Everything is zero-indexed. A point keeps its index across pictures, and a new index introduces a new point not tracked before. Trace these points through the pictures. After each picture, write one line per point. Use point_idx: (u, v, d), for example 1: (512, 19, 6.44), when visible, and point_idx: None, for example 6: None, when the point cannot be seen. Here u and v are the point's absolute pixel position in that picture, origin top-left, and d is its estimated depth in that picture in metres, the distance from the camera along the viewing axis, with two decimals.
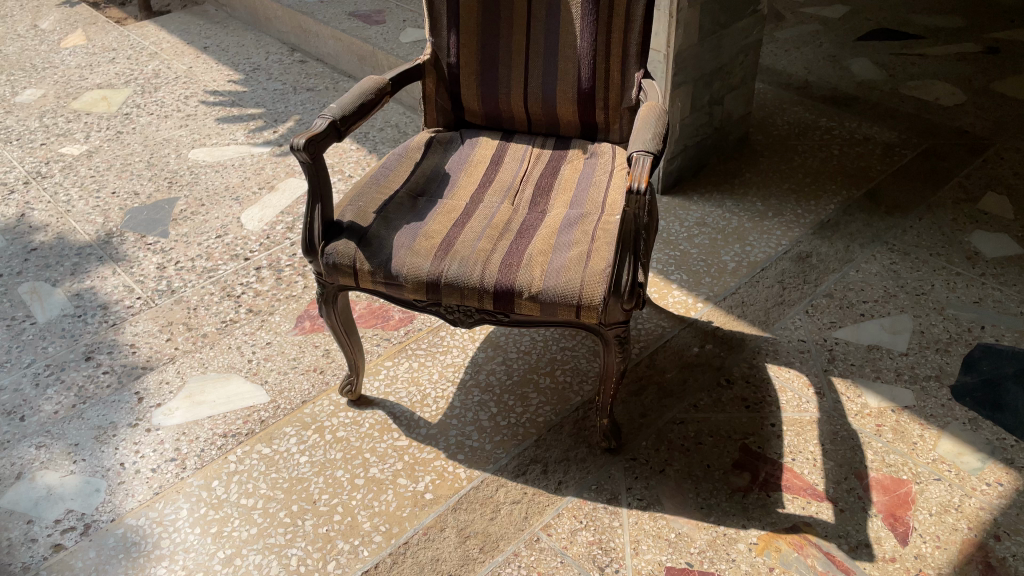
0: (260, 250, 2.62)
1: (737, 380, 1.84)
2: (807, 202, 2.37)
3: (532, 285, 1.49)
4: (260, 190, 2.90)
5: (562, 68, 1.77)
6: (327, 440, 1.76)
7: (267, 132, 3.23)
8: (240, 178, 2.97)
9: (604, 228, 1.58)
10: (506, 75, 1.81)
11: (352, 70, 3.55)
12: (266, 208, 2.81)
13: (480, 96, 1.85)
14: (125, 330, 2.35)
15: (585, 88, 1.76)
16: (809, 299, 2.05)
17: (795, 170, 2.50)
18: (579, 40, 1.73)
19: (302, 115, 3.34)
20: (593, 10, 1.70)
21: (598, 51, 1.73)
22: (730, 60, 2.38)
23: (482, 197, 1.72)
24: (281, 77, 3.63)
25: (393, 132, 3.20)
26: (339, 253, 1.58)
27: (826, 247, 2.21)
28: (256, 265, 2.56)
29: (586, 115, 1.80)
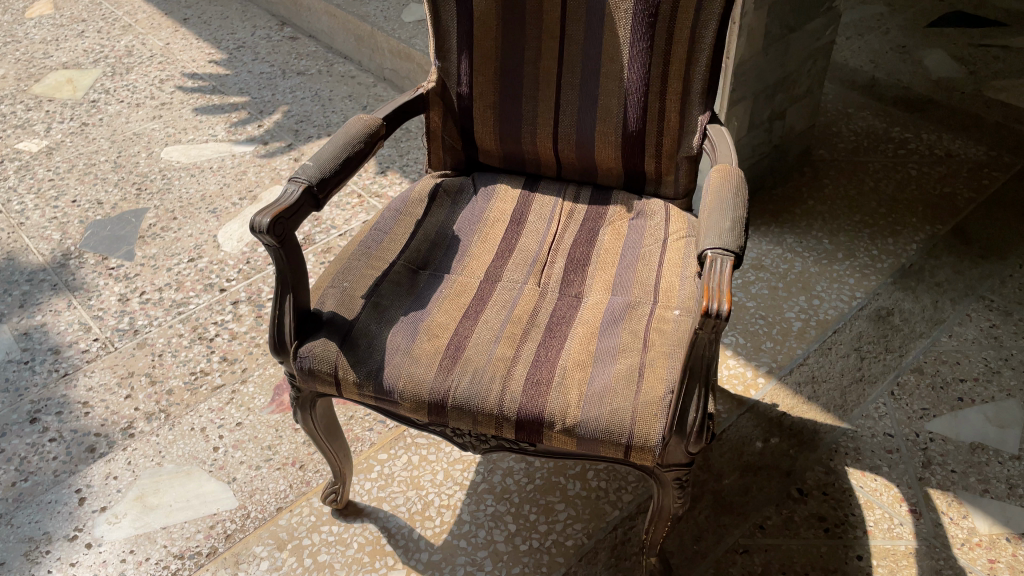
0: (238, 278, 2.27)
1: (812, 492, 1.49)
2: (884, 240, 2.00)
3: (567, 415, 1.13)
4: (241, 201, 2.53)
5: (605, 106, 1.39)
6: (305, 566, 1.42)
7: (251, 126, 2.84)
8: (219, 185, 2.59)
9: (659, 328, 1.22)
10: (532, 111, 1.44)
11: (348, 50, 3.14)
12: (247, 224, 2.44)
13: (498, 135, 1.47)
14: (78, 383, 2.00)
15: (633, 131, 1.39)
16: (893, 375, 1.69)
17: (866, 197, 2.12)
18: (628, 70, 1.35)
19: (291, 104, 2.94)
20: (647, 35, 1.31)
21: (651, 86, 1.34)
22: (797, 67, 1.98)
23: (501, 273, 1.35)
24: (268, 57, 3.22)
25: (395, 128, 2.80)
26: (316, 356, 1.22)
27: (910, 302, 1.84)
28: (233, 298, 2.21)
29: (631, 163, 1.43)
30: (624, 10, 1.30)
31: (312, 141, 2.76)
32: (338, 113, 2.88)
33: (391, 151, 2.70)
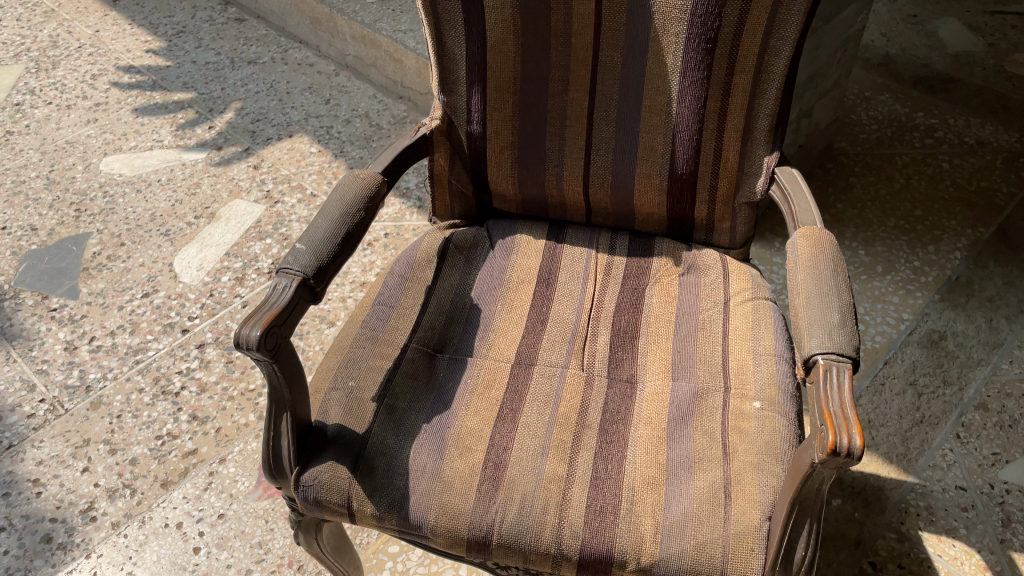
0: (202, 315, 2.00)
1: (887, 566, 1.32)
2: (924, 248, 1.81)
3: (642, 552, 0.91)
4: (196, 220, 2.24)
5: (647, 144, 1.17)
6: None
7: (201, 127, 2.53)
8: (170, 202, 2.30)
9: (739, 428, 1.01)
10: (558, 150, 1.21)
11: (304, 34, 2.82)
12: (206, 248, 2.16)
13: (517, 179, 1.24)
14: (26, 457, 1.74)
15: (682, 174, 1.17)
16: (956, 414, 1.52)
17: (899, 196, 1.92)
18: (677, 103, 1.12)
19: (244, 99, 2.63)
20: (702, 63, 1.08)
21: (705, 123, 1.12)
22: (827, 60, 1.76)
23: (535, 354, 1.13)
24: (213, 43, 2.88)
25: (364, 124, 2.51)
26: (324, 484, 0.99)
27: (963, 324, 1.66)
28: (198, 341, 1.95)
29: (679, 209, 1.21)
30: (674, 33, 1.07)
31: (272, 143, 2.46)
32: (298, 109, 2.58)
33: (362, 152, 2.41)
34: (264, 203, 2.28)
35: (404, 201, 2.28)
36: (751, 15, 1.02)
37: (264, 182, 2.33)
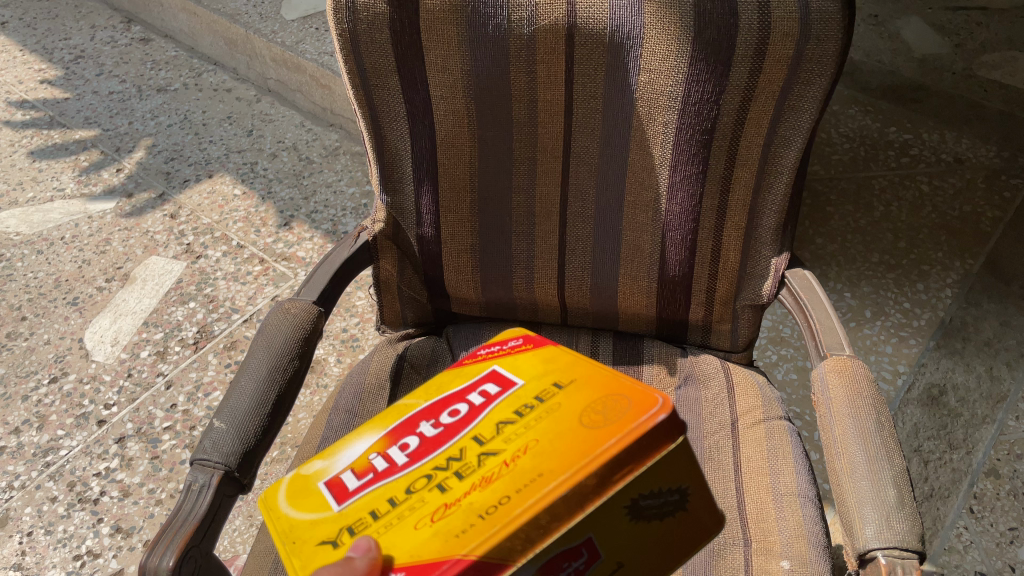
0: (120, 401, 1.75)
1: None
2: (913, 285, 1.66)
3: None
4: (108, 283, 1.98)
5: (633, 243, 0.99)
6: None
7: (108, 170, 2.26)
8: (76, 263, 2.03)
9: None
10: (527, 251, 1.03)
11: (220, 55, 2.57)
12: (120, 317, 1.91)
13: (479, 284, 1.05)
14: None
15: (675, 276, 1.00)
16: (966, 484, 1.39)
17: (881, 225, 1.77)
18: (666, 201, 0.94)
19: (155, 134, 2.36)
20: (696, 155, 0.90)
21: (700, 221, 0.95)
22: None
23: None
24: (116, 68, 2.61)
25: (291, 158, 2.27)
26: None
27: (962, 375, 1.52)
28: (118, 433, 1.70)
29: (670, 311, 1.04)
30: (662, 122, 0.89)
31: (189, 186, 2.21)
32: (217, 143, 2.32)
33: (292, 193, 2.17)
34: (185, 259, 2.03)
35: None
36: (755, 102, 0.85)
37: (183, 234, 2.09)
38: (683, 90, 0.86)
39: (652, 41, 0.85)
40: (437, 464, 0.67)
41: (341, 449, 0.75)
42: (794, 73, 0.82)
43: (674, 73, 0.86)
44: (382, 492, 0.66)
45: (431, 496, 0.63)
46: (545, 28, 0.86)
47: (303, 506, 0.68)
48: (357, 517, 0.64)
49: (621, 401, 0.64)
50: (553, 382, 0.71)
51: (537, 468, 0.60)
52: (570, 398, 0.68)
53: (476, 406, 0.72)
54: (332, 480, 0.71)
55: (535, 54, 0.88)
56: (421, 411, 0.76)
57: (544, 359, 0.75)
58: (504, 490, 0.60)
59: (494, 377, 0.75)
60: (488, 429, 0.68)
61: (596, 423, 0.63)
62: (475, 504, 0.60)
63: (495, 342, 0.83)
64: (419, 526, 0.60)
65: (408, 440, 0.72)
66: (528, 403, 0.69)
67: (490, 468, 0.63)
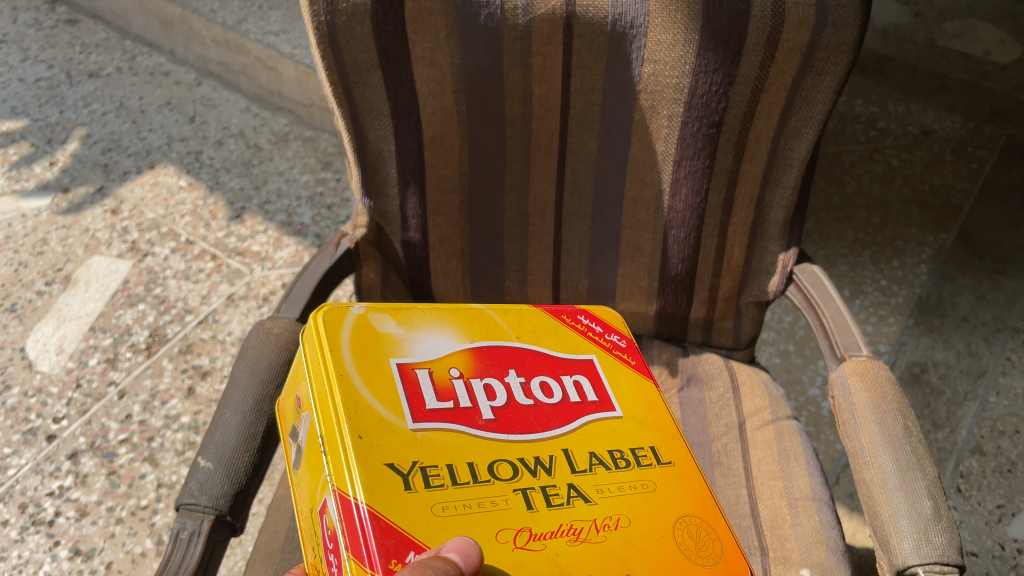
0: (69, 413, 1.63)
1: None
2: (888, 262, 1.67)
3: None
4: (48, 287, 1.85)
5: (633, 242, 0.95)
6: None
7: (39, 164, 2.11)
8: (11, 266, 1.89)
9: None
10: (520, 252, 0.98)
11: (154, 37, 2.43)
12: (64, 323, 1.79)
13: (470, 290, 0.99)
14: None
15: (677, 275, 0.95)
16: (952, 463, 1.39)
17: (854, 202, 1.75)
18: (669, 198, 0.89)
19: (88, 122, 2.22)
20: (705, 149, 0.85)
21: (705, 217, 0.90)
22: None
23: None
24: (41, 51, 2.45)
25: (239, 145, 2.15)
26: None
27: (942, 352, 1.53)
28: (69, 448, 1.58)
29: (670, 309, 0.99)
30: (667, 116, 0.84)
31: (130, 179, 2.08)
32: (157, 131, 2.19)
33: (242, 183, 2.06)
34: (130, 257, 1.91)
35: (299, 240, 1.92)
36: (765, 94, 0.80)
37: (126, 231, 1.96)
38: (690, 82, 0.81)
39: (658, 30, 0.79)
40: (528, 458, 0.64)
41: (423, 329, 0.70)
42: (808, 62, 0.77)
43: (681, 64, 0.80)
44: (467, 446, 0.63)
45: (516, 504, 0.61)
46: (542, 18, 0.80)
47: (376, 387, 0.63)
48: (435, 462, 0.60)
49: (714, 540, 0.65)
50: (651, 445, 0.70)
51: (627, 564, 0.60)
52: (666, 484, 0.68)
53: (573, 406, 0.70)
54: (407, 369, 0.66)
55: (531, 45, 0.82)
56: (513, 352, 0.72)
57: (646, 402, 0.74)
58: (593, 566, 0.59)
59: (592, 378, 0.74)
60: (583, 457, 0.66)
61: (688, 547, 0.64)
62: (564, 561, 0.58)
63: (593, 318, 0.81)
64: (501, 536, 0.58)
65: (498, 389, 0.68)
66: (625, 454, 0.68)
67: (583, 519, 0.62)
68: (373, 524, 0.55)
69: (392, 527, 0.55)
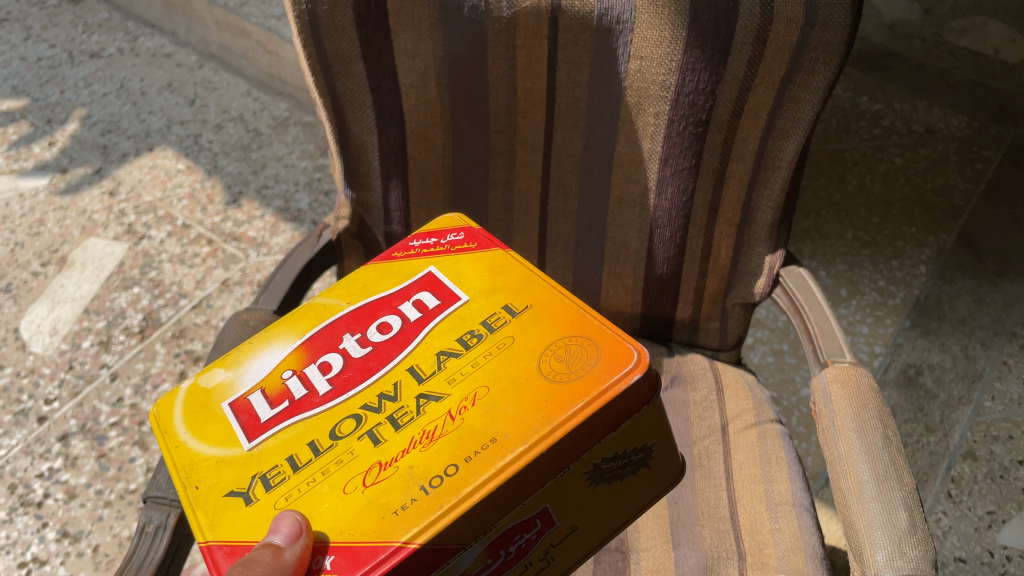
0: (61, 395, 1.63)
1: None
2: (886, 262, 1.65)
3: None
4: (44, 268, 1.85)
5: (618, 240, 0.93)
6: None
7: (38, 144, 2.11)
8: (8, 246, 1.90)
9: None
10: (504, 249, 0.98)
11: (157, 18, 2.42)
12: (58, 305, 1.79)
13: None
14: None
15: (663, 275, 0.94)
16: (944, 467, 1.38)
17: (855, 201, 1.74)
18: (655, 197, 0.88)
19: (88, 103, 2.21)
20: (690, 148, 0.83)
21: (691, 217, 0.88)
22: None
23: None
24: (44, 32, 2.45)
25: (239, 129, 2.14)
26: None
27: (938, 355, 1.51)
28: (60, 430, 1.57)
29: (655, 309, 0.99)
30: (652, 113, 0.83)
31: (129, 161, 2.07)
32: (157, 113, 2.18)
33: (240, 167, 2.05)
34: (127, 240, 1.91)
35: (296, 226, 1.91)
36: (753, 93, 0.78)
37: (123, 214, 1.96)
38: (676, 79, 0.79)
39: (644, 25, 0.78)
40: (368, 402, 0.60)
41: (248, 357, 0.67)
42: (797, 61, 0.74)
43: (666, 61, 0.79)
44: (302, 431, 0.59)
45: (363, 448, 0.57)
46: (527, 11, 0.79)
47: (208, 434, 0.61)
48: (273, 463, 0.58)
49: (586, 345, 0.59)
50: (502, 306, 0.65)
51: (488, 430, 0.55)
52: (525, 331, 0.62)
53: (414, 325, 0.65)
54: (239, 401, 0.63)
55: (515, 38, 0.81)
56: (344, 317, 0.68)
57: (495, 273, 0.68)
58: (451, 456, 0.54)
59: (432, 286, 0.69)
60: (429, 362, 0.62)
61: (558, 369, 0.58)
62: (418, 469, 0.54)
63: (429, 233, 0.76)
64: (349, 489, 0.55)
65: (332, 359, 0.64)
66: (476, 331, 0.63)
67: (434, 419, 0.57)
68: (215, 557, 0.53)
69: (236, 546, 0.53)
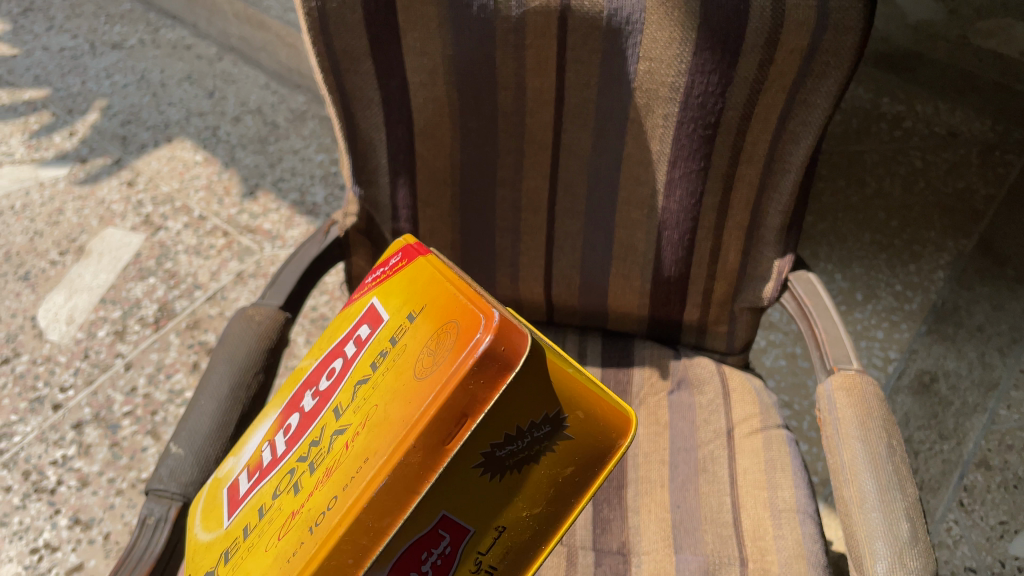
0: (76, 384, 1.65)
1: None
2: (904, 266, 1.64)
3: None
4: (62, 257, 1.87)
5: (625, 242, 0.93)
6: None
7: (58, 134, 2.13)
8: (27, 235, 1.92)
9: None
10: (511, 247, 0.98)
11: (178, 10, 2.44)
12: (75, 294, 1.80)
13: None
14: None
15: (670, 276, 0.94)
16: (956, 475, 1.37)
17: (873, 204, 1.71)
18: (663, 198, 0.87)
19: (108, 94, 2.23)
20: (699, 152, 0.83)
21: (699, 219, 0.88)
22: None
23: None
24: (67, 23, 2.48)
25: (256, 122, 2.15)
26: None
27: (953, 362, 1.50)
28: (74, 418, 1.59)
29: (661, 311, 0.99)
30: (661, 115, 0.82)
31: (147, 152, 2.09)
32: (176, 105, 2.20)
33: (257, 160, 2.06)
34: (144, 231, 1.92)
35: (311, 219, 1.91)
36: (763, 96, 0.77)
37: (141, 204, 1.98)
38: (686, 81, 0.78)
39: (654, 26, 0.77)
40: (299, 457, 0.60)
41: (251, 439, 0.72)
42: (808, 65, 0.73)
43: (676, 63, 0.78)
44: (256, 502, 0.61)
45: (286, 501, 0.56)
46: (536, 11, 0.78)
47: (210, 522, 0.66)
48: (234, 539, 0.60)
49: (452, 329, 0.53)
50: (406, 312, 0.60)
51: (362, 454, 0.51)
52: (415, 332, 0.57)
53: (347, 364, 0.64)
54: (232, 484, 0.67)
55: (524, 38, 0.80)
56: (313, 376, 0.69)
57: (405, 276, 0.63)
58: (330, 492, 0.51)
59: (370, 316, 0.66)
60: (345, 398, 0.59)
61: (425, 366, 0.52)
62: (309, 514, 0.52)
63: (381, 263, 0.73)
64: (267, 548, 0.54)
65: (292, 423, 0.65)
66: (381, 350, 0.59)
67: (333, 455, 0.55)
68: None
69: None
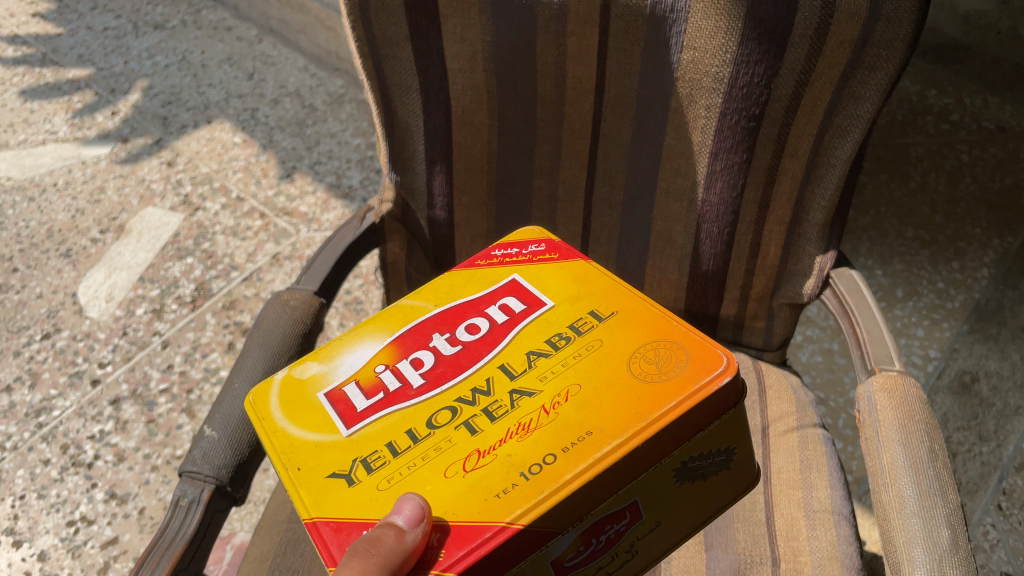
0: (114, 360, 1.67)
1: None
2: (948, 263, 1.59)
3: None
4: (103, 236, 1.90)
5: (663, 233, 0.92)
6: None
7: (101, 113, 2.16)
8: (69, 212, 1.95)
9: None
10: None
11: None
12: (115, 271, 1.83)
13: None
14: None
15: (708, 271, 0.92)
16: (996, 478, 1.34)
17: (917, 198, 1.66)
18: (704, 190, 0.86)
19: (150, 74, 2.26)
20: (744, 146, 0.81)
21: (739, 213, 0.86)
22: None
23: None
24: (111, 4, 2.52)
25: (295, 105, 2.16)
26: None
27: (996, 362, 1.46)
28: (112, 394, 1.61)
29: (700, 304, 0.96)
30: (704, 105, 0.80)
31: (187, 133, 2.11)
32: (215, 86, 2.21)
33: (294, 142, 2.07)
34: (182, 211, 1.94)
35: (346, 203, 1.92)
36: (810, 88, 0.75)
37: (180, 184, 2.00)
38: (731, 72, 0.77)
39: (700, 15, 0.76)
40: (463, 394, 0.60)
41: (340, 352, 0.67)
42: (858, 58, 0.71)
43: (721, 52, 0.76)
44: (396, 423, 0.59)
45: (460, 437, 0.57)
46: None
47: (303, 421, 0.62)
48: (372, 449, 0.58)
49: (673, 348, 0.59)
50: (590, 310, 0.65)
51: (585, 424, 0.55)
52: (612, 335, 0.62)
53: (503, 325, 0.65)
54: (334, 391, 0.63)
55: (566, 25, 0.79)
56: (432, 318, 0.68)
57: (575, 277, 0.69)
58: (550, 445, 0.55)
59: (517, 292, 0.69)
60: (520, 359, 0.62)
61: (647, 371, 0.58)
62: (517, 458, 0.54)
63: (510, 244, 0.76)
64: (449, 474, 0.55)
65: (423, 358, 0.64)
66: (563, 333, 0.63)
67: (529, 413, 0.57)
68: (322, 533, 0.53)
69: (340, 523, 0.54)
